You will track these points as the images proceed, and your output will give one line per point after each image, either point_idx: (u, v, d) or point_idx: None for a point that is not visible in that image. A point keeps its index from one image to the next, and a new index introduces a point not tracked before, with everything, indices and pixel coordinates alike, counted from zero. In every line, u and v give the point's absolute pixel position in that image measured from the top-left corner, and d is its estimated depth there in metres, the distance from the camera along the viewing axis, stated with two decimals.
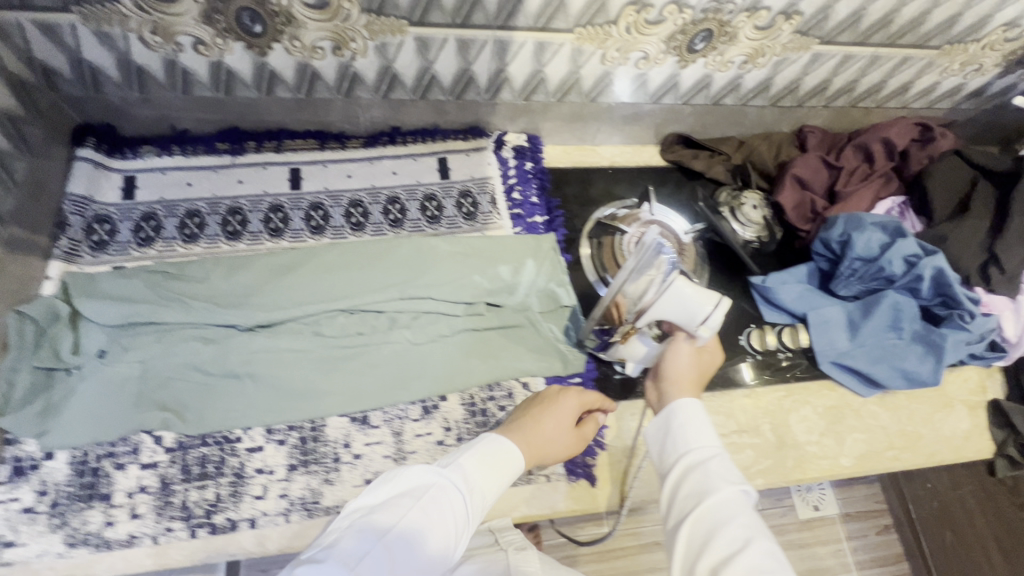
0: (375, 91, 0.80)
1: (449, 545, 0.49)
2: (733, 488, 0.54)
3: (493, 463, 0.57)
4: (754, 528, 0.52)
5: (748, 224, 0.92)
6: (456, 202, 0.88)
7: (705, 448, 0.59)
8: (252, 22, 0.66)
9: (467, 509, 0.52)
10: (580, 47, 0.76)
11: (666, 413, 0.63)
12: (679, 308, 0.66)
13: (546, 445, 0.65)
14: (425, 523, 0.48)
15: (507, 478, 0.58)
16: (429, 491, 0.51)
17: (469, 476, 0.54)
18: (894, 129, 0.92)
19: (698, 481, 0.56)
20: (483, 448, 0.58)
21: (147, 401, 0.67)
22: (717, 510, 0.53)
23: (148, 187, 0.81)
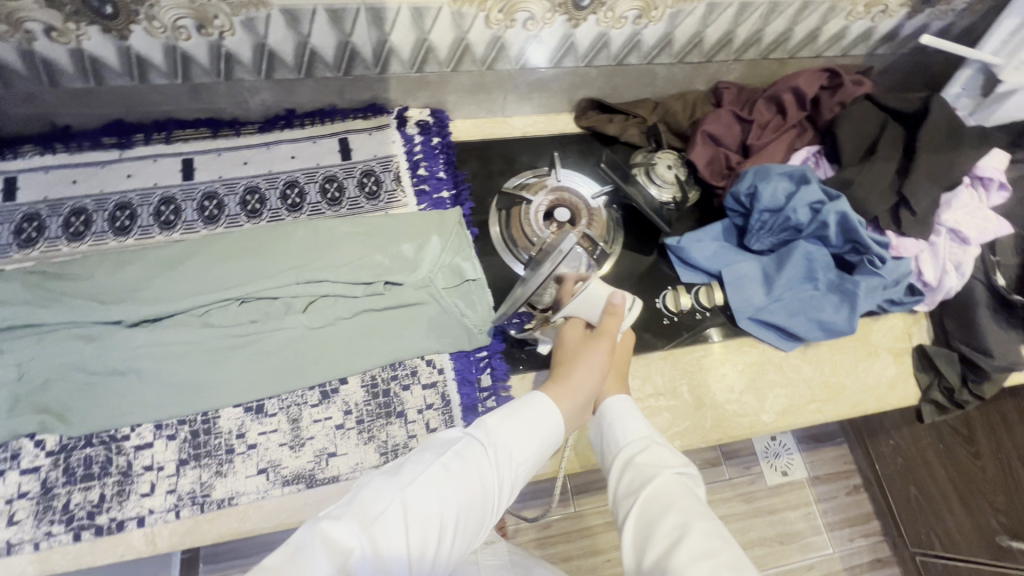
0: (257, 71, 0.77)
1: (477, 498, 0.48)
2: (670, 472, 0.54)
3: (528, 418, 0.55)
4: (692, 510, 0.50)
5: (663, 186, 0.89)
6: (359, 182, 0.86)
7: (646, 440, 0.59)
8: (101, 3, 0.63)
9: (498, 469, 0.51)
10: (460, 11, 0.74)
11: (600, 415, 0.64)
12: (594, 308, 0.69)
13: (571, 370, 0.62)
14: (452, 477, 0.48)
15: (544, 436, 0.56)
16: (455, 450, 0.49)
17: (499, 433, 0.53)
18: (803, 77, 0.90)
19: (638, 471, 0.56)
20: (514, 406, 0.56)
21: (24, 404, 0.65)
22: (658, 496, 0.52)
23: (30, 187, 0.78)
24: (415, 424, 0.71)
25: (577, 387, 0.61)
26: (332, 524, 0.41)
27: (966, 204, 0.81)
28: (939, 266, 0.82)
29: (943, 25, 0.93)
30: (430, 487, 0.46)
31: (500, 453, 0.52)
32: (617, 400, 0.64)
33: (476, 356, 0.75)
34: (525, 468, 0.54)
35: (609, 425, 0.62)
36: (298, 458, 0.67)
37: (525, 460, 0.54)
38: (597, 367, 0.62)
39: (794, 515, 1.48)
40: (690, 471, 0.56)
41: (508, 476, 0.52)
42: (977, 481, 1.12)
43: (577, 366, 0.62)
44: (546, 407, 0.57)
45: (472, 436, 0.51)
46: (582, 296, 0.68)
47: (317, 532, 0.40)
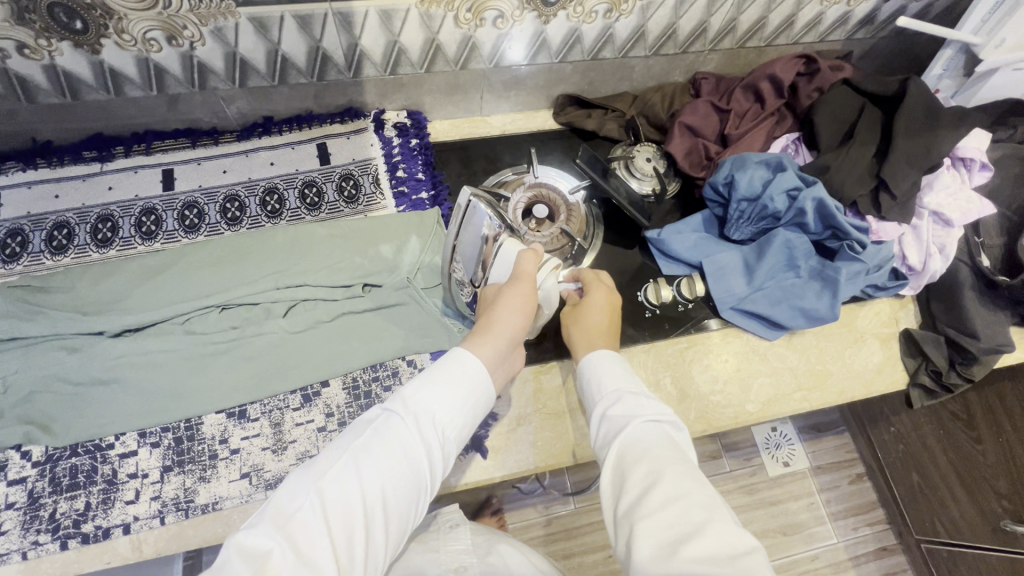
0: (230, 80, 0.78)
1: (400, 470, 0.47)
2: (641, 421, 0.52)
3: (448, 378, 0.53)
4: (664, 457, 0.48)
5: (644, 178, 0.90)
6: (337, 186, 0.86)
7: (619, 392, 0.57)
8: (70, 19, 0.64)
9: (420, 436, 0.50)
10: (428, 12, 0.74)
11: (583, 369, 0.63)
12: (505, 263, 0.66)
13: (490, 316, 0.61)
14: (369, 457, 0.47)
15: (468, 391, 0.54)
16: (370, 433, 0.49)
17: (416, 401, 0.51)
18: (779, 64, 0.89)
19: (613, 423, 0.54)
20: (430, 371, 0.54)
21: (10, 417, 0.66)
22: (632, 445, 0.51)
23: (14, 203, 0.79)
24: None
25: (496, 331, 0.60)
26: (245, 533, 0.41)
27: (948, 185, 0.81)
28: (924, 249, 0.81)
29: (921, 6, 0.92)
30: (346, 471, 0.46)
31: (421, 420, 0.50)
32: (599, 354, 0.63)
33: None
34: (457, 428, 0.53)
35: (588, 381, 0.61)
36: (280, 461, 0.67)
37: (453, 419, 0.52)
38: (519, 309, 0.62)
39: (796, 505, 1.47)
40: (665, 415, 0.53)
41: (434, 438, 0.50)
42: (979, 466, 1.11)
43: (497, 311, 0.61)
44: (469, 363, 0.55)
45: (389, 412, 0.50)
46: (497, 259, 0.66)
47: (234, 545, 0.40)
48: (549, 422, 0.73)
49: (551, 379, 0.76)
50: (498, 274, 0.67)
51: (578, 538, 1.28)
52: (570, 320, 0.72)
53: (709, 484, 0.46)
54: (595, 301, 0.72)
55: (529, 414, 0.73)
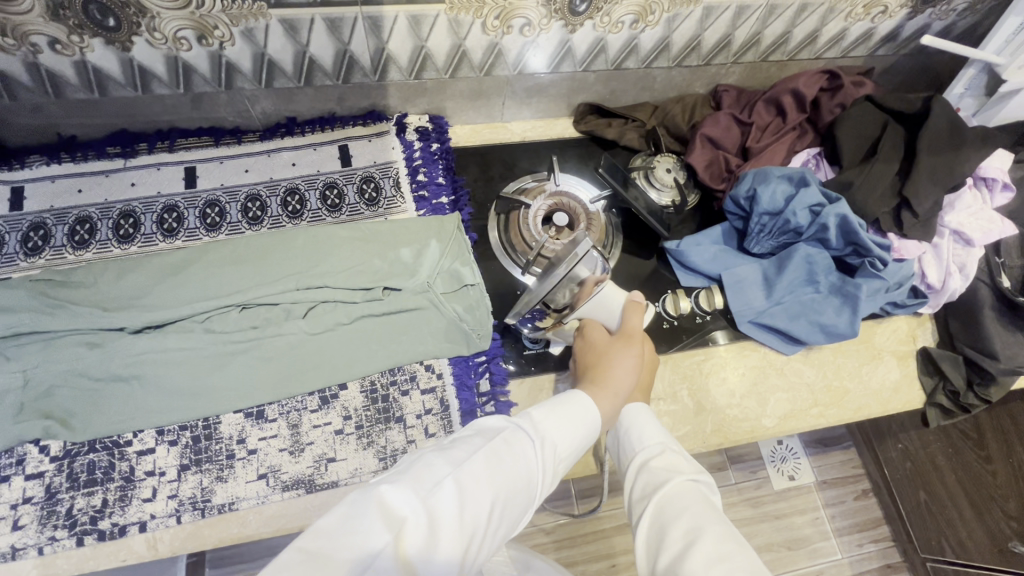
0: (257, 80, 0.78)
1: (522, 486, 0.47)
2: (682, 478, 0.53)
3: (571, 414, 0.55)
4: (704, 516, 0.48)
5: (663, 189, 0.89)
6: (358, 189, 0.86)
7: (661, 447, 0.58)
8: (103, 16, 0.64)
9: (543, 462, 0.50)
10: (457, 18, 0.74)
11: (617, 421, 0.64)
12: (612, 312, 0.70)
13: (608, 368, 0.63)
14: (500, 462, 0.47)
15: (583, 433, 0.55)
16: (503, 437, 0.49)
17: (545, 426, 0.52)
18: (802, 79, 0.89)
19: (652, 475, 0.55)
20: (556, 402, 0.56)
21: (28, 411, 0.66)
22: (671, 501, 0.51)
23: (37, 197, 0.79)
24: (414, 429, 0.71)
25: (612, 384, 0.62)
26: (389, 490, 0.40)
27: (971, 205, 0.81)
28: (943, 268, 0.81)
29: (945, 25, 0.92)
30: (482, 467, 0.45)
31: (545, 445, 0.51)
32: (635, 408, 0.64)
33: (475, 361, 0.76)
34: (564, 467, 0.53)
35: (625, 430, 0.62)
36: (297, 463, 0.67)
37: (566, 455, 0.53)
38: (633, 368, 0.64)
39: (802, 519, 1.46)
40: (705, 477, 0.54)
41: (552, 467, 0.51)
42: (989, 486, 1.11)
43: (614, 365, 0.64)
44: (591, 409, 0.57)
45: (520, 426, 0.51)
46: (600, 299, 0.70)
47: (375, 497, 0.39)
48: None
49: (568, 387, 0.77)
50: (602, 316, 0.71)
51: (581, 546, 1.28)
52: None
53: (751, 549, 0.46)
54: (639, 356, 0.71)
55: None
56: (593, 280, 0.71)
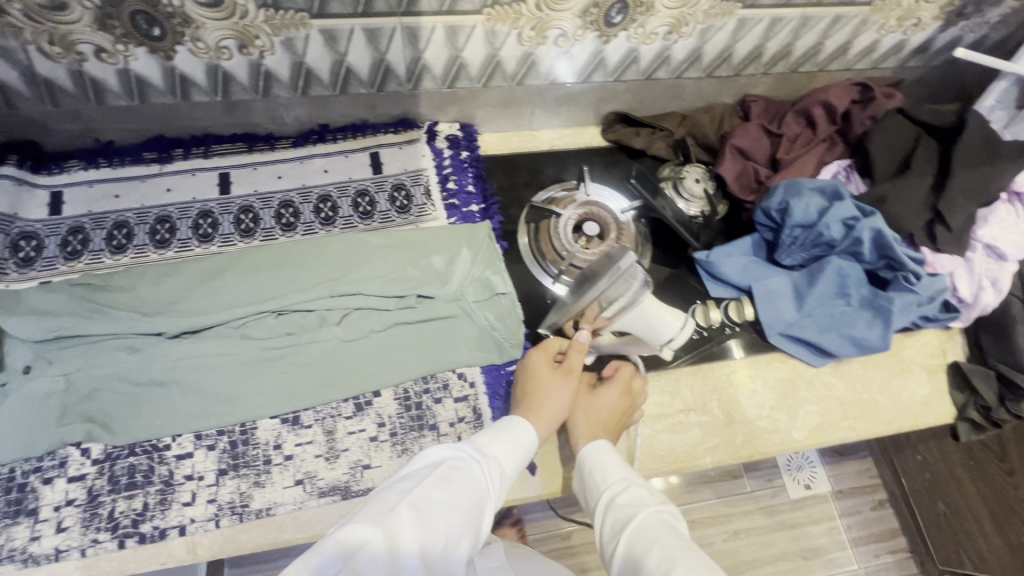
0: (293, 88, 0.79)
1: (473, 505, 0.51)
2: (648, 511, 0.54)
3: (510, 436, 0.60)
4: (674, 546, 0.49)
5: (692, 199, 0.90)
6: (389, 196, 0.87)
7: (624, 481, 0.59)
8: (149, 26, 0.65)
9: (490, 481, 0.54)
10: (493, 28, 0.74)
11: (579, 466, 0.64)
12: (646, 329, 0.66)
13: (542, 400, 0.66)
14: (450, 486, 0.50)
15: (524, 453, 0.60)
16: (450, 463, 0.52)
17: (488, 449, 0.57)
18: (833, 91, 0.89)
19: (619, 512, 0.56)
20: (496, 428, 0.61)
21: (69, 415, 0.66)
22: (641, 538, 0.52)
23: (75, 202, 0.80)
24: (447, 437, 0.72)
25: (546, 417, 0.65)
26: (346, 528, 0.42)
27: (1004, 219, 0.81)
28: (975, 282, 0.81)
29: (976, 37, 0.92)
30: (434, 492, 0.48)
31: (490, 466, 0.55)
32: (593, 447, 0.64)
33: (507, 369, 0.76)
34: (510, 485, 0.58)
35: (588, 472, 0.62)
36: (333, 469, 0.68)
37: (511, 474, 0.58)
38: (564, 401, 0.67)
39: (817, 529, 1.46)
40: (668, 505, 0.56)
41: (498, 485, 0.55)
42: (1010, 502, 1.10)
43: (549, 397, 0.67)
44: (529, 435, 0.62)
45: (464, 452, 0.55)
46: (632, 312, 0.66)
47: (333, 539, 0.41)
48: None
49: None
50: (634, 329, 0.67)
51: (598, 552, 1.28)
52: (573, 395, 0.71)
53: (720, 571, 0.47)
54: (606, 400, 0.69)
55: None
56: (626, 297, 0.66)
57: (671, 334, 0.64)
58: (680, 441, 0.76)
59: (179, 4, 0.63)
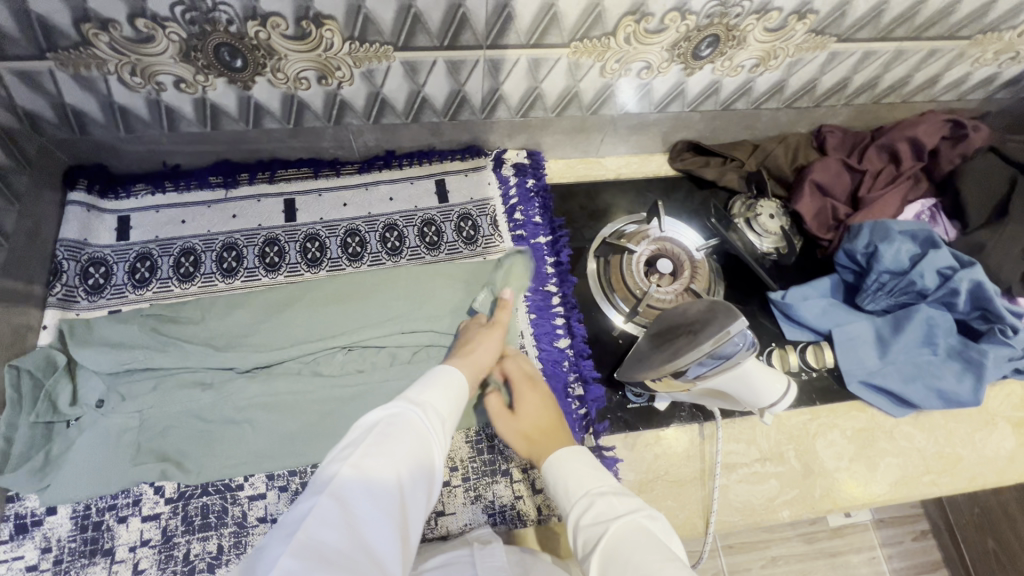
0: (366, 117, 0.77)
1: (417, 452, 0.51)
2: (619, 522, 0.51)
3: (440, 382, 0.60)
4: (643, 559, 0.45)
5: (764, 235, 0.85)
6: (456, 226, 0.85)
7: (590, 495, 0.56)
8: (232, 57, 0.63)
9: (431, 425, 0.54)
10: (577, 61, 0.72)
11: (547, 477, 0.62)
12: (746, 391, 0.58)
13: (471, 348, 0.69)
14: (388, 443, 0.50)
15: (457, 393, 0.61)
16: (384, 420, 0.52)
17: (422, 399, 0.56)
18: (921, 127, 0.85)
19: (589, 532, 0.53)
20: (427, 379, 0.60)
21: (144, 452, 0.65)
22: (614, 555, 0.48)
23: (142, 227, 0.79)
24: (521, 483, 0.70)
25: (472, 363, 0.67)
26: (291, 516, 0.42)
27: None
28: None
29: None
30: (374, 451, 0.49)
31: (426, 411, 0.55)
32: (558, 455, 0.62)
33: (577, 412, 0.75)
34: (452, 424, 0.58)
35: (556, 486, 0.59)
36: None
37: (449, 416, 0.58)
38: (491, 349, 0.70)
39: (857, 559, 1.29)
40: (639, 508, 0.53)
41: (439, 424, 0.56)
42: None
43: (478, 347, 0.69)
44: (456, 381, 0.62)
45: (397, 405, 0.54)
46: (733, 375, 0.58)
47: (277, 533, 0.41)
48: (672, 490, 0.73)
49: (673, 445, 0.75)
50: (733, 391, 0.59)
51: None
52: (505, 420, 0.69)
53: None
54: (527, 406, 0.69)
55: (651, 482, 0.73)
56: (727, 361, 0.57)
57: (773, 401, 0.58)
58: (757, 492, 0.73)
59: (265, 37, 0.61)
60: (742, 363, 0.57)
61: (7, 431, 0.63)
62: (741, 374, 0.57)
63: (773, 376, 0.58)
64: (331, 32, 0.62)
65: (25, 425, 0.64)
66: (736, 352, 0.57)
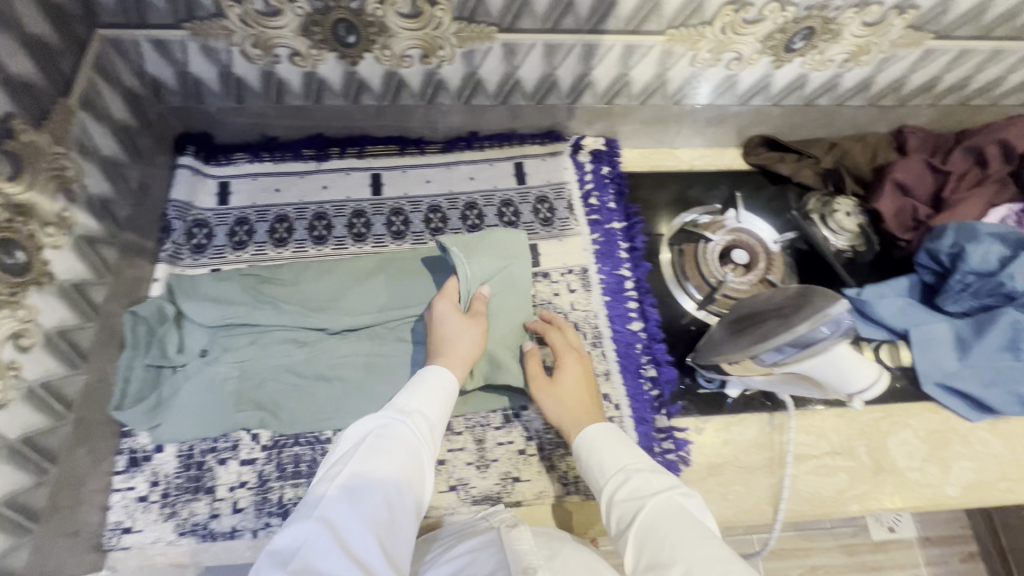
0: (458, 97, 0.80)
1: (406, 463, 0.51)
2: (655, 499, 0.52)
3: (429, 386, 0.61)
4: (682, 539, 0.46)
5: (841, 232, 0.87)
6: (533, 208, 0.87)
7: (624, 470, 0.57)
8: (347, 33, 0.67)
9: (419, 434, 0.55)
10: (670, 49, 0.73)
11: (580, 449, 0.62)
12: (836, 372, 0.59)
13: (453, 345, 0.67)
14: (376, 458, 0.50)
15: (446, 397, 0.61)
16: (372, 434, 0.52)
17: (410, 407, 0.57)
18: (1012, 130, 0.83)
19: (624, 507, 0.53)
20: (417, 384, 0.61)
21: (244, 401, 0.70)
22: (653, 530, 0.49)
23: (241, 193, 0.83)
24: None
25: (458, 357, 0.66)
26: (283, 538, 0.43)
27: None
28: None
29: None
30: (364, 469, 0.49)
31: (415, 420, 0.56)
32: (595, 428, 0.63)
33: (649, 393, 0.76)
34: (440, 432, 0.59)
35: (590, 460, 0.60)
36: (485, 478, 0.70)
37: (438, 423, 0.59)
38: (474, 340, 0.68)
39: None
40: (672, 486, 0.53)
41: (427, 433, 0.56)
42: None
43: (461, 341, 0.67)
44: (448, 381, 0.63)
45: (387, 417, 0.55)
46: (824, 358, 0.58)
47: (272, 554, 0.42)
48: (741, 476, 0.73)
49: (742, 432, 0.76)
50: (821, 373, 0.60)
51: None
52: (538, 386, 0.69)
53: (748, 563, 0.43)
54: (570, 374, 0.70)
55: (721, 466, 0.74)
56: (818, 344, 0.57)
57: (864, 386, 0.59)
58: (827, 484, 0.74)
59: (382, 14, 0.65)
60: (831, 346, 0.57)
61: (124, 371, 0.68)
62: (832, 357, 0.58)
63: (861, 358, 0.59)
64: (442, 11, 0.65)
65: (140, 367, 0.68)
66: (827, 337, 0.57)
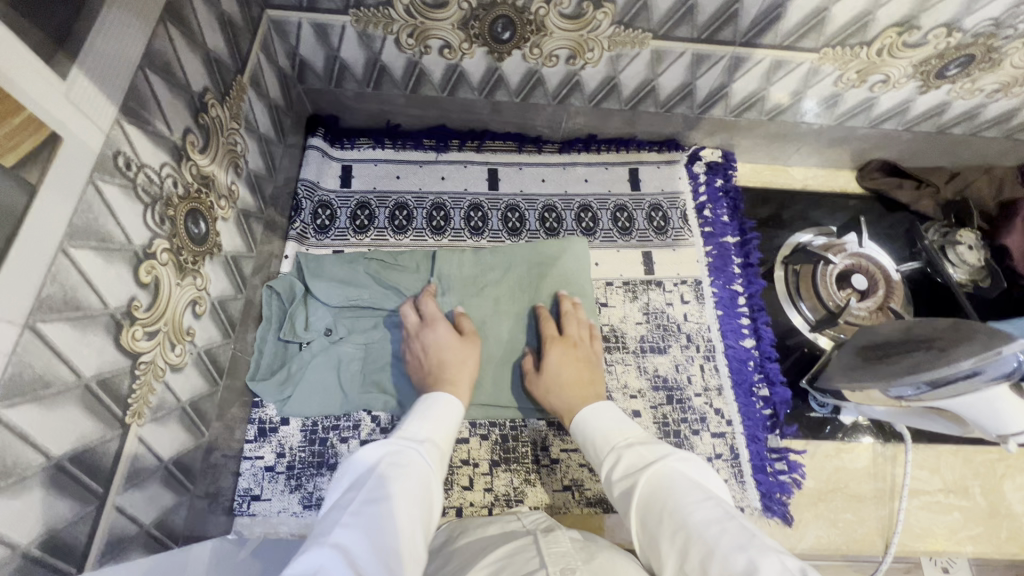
0: (590, 99, 0.80)
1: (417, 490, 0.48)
2: (649, 473, 0.51)
3: (436, 412, 0.60)
4: (675, 508, 0.46)
5: (959, 266, 0.84)
6: (647, 215, 0.87)
7: (617, 448, 0.56)
8: (503, 30, 0.68)
9: (429, 462, 0.52)
10: (819, 67, 0.72)
11: (580, 431, 0.62)
12: (986, 409, 0.57)
13: (451, 370, 0.66)
14: (391, 485, 0.47)
15: (452, 426, 0.60)
16: (384, 463, 0.49)
17: (420, 434, 0.55)
18: None
19: (622, 484, 0.53)
20: (423, 410, 0.60)
21: (367, 383, 0.71)
22: (653, 505, 0.48)
23: (362, 177, 0.85)
24: None
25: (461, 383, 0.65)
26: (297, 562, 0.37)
27: None
28: None
29: None
30: (378, 495, 0.45)
31: (427, 450, 0.54)
32: (595, 411, 0.62)
33: (761, 412, 0.76)
34: (445, 463, 0.56)
35: (591, 441, 0.60)
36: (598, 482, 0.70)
37: (446, 453, 0.57)
38: (467, 363, 0.67)
39: None
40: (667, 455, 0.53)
41: (435, 463, 0.53)
42: None
43: (459, 367, 0.67)
44: (455, 409, 0.62)
45: (400, 445, 0.53)
46: (977, 395, 0.56)
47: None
48: (852, 505, 0.72)
49: (854, 460, 0.75)
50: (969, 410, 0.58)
51: None
52: (530, 380, 0.70)
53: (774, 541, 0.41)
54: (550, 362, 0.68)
55: (834, 493, 0.73)
56: (974, 382, 0.55)
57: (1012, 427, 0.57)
58: (940, 522, 0.72)
59: (544, 13, 0.65)
60: (985, 386, 0.55)
61: (258, 344, 0.70)
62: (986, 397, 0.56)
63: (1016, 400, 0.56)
64: (604, 14, 0.65)
65: (272, 341, 0.71)
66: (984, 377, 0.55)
